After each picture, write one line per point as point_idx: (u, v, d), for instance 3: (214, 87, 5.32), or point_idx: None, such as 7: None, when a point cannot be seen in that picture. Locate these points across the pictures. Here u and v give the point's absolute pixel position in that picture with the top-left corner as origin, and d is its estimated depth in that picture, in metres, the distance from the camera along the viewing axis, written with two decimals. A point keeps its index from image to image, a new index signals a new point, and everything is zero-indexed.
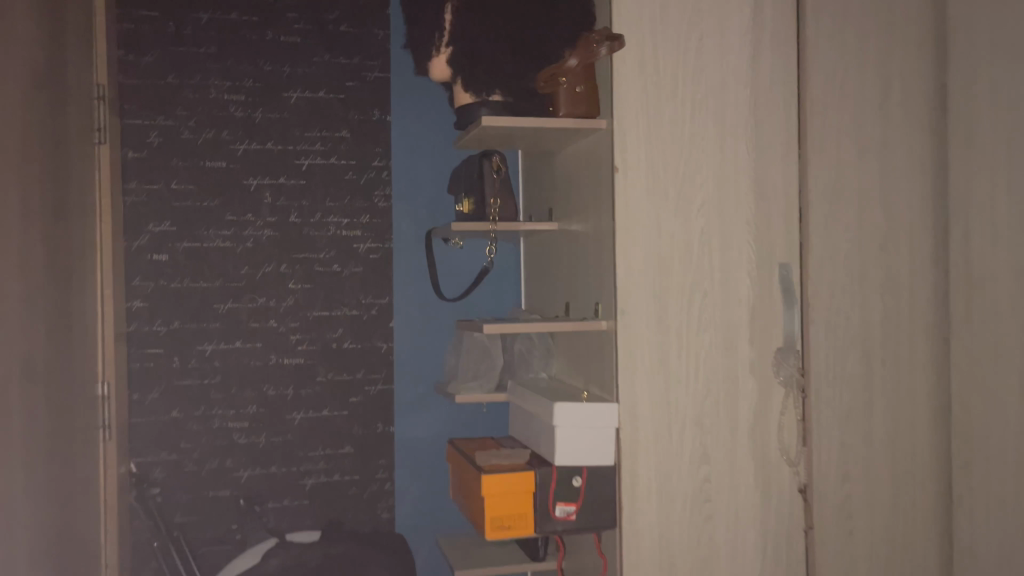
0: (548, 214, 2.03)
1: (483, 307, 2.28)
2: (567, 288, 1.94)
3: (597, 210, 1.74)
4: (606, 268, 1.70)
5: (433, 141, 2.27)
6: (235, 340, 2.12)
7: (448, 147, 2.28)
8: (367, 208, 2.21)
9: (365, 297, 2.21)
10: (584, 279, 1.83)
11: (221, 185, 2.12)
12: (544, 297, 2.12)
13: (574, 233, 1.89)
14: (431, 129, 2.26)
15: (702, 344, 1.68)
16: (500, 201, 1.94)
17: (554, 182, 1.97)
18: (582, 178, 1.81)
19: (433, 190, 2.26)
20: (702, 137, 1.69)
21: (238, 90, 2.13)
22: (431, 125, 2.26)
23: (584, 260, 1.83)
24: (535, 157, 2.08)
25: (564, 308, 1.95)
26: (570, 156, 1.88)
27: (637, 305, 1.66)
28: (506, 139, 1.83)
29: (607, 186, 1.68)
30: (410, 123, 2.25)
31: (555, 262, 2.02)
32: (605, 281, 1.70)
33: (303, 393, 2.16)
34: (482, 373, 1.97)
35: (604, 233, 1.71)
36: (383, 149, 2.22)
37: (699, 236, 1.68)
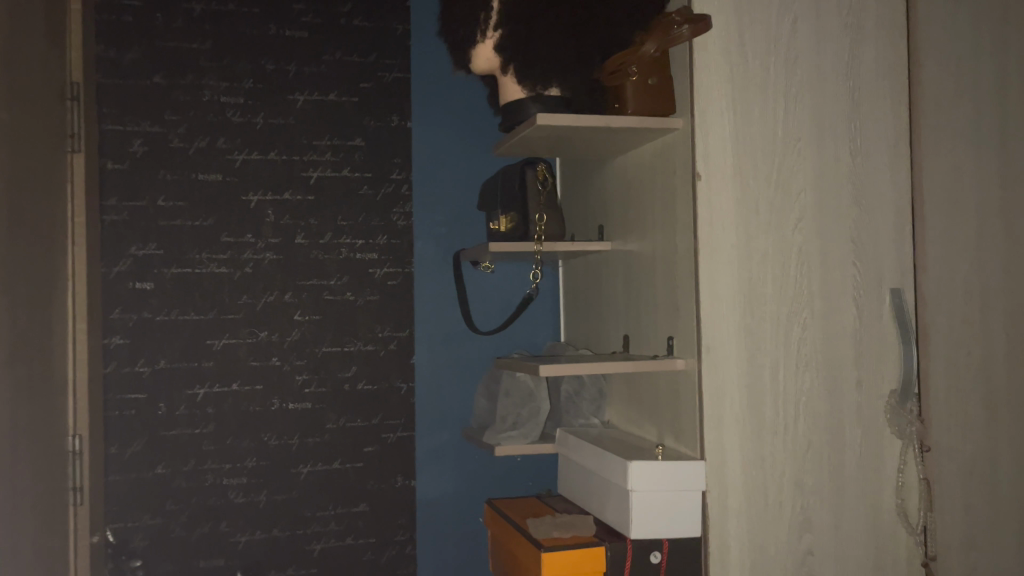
0: (599, 232, 1.75)
1: (517, 341, 1.99)
2: (625, 319, 1.65)
3: (670, 228, 1.46)
4: (683, 296, 1.41)
5: (459, 150, 1.98)
6: (231, 382, 1.81)
7: (476, 159, 2.00)
8: (384, 227, 1.91)
9: (382, 331, 1.91)
10: (649, 308, 1.54)
11: (216, 201, 1.82)
12: (591, 329, 1.83)
13: (634, 255, 1.60)
14: (458, 138, 1.98)
15: (801, 387, 1.39)
16: (545, 217, 1.66)
17: (608, 195, 1.69)
18: (648, 189, 1.53)
19: (459, 207, 1.98)
20: (797, 138, 1.41)
21: (236, 93, 1.84)
22: (457, 133, 1.98)
23: (649, 287, 1.54)
24: (583, 167, 1.80)
25: (622, 342, 1.66)
26: (631, 164, 1.59)
27: (724, 341, 1.37)
28: (556, 144, 1.55)
29: (685, 198, 1.40)
30: (434, 130, 1.97)
31: (607, 289, 1.73)
32: (682, 311, 1.42)
33: (310, 442, 1.85)
34: (523, 420, 1.67)
35: (680, 254, 1.42)
36: (403, 160, 1.94)
37: (795, 255, 1.40)
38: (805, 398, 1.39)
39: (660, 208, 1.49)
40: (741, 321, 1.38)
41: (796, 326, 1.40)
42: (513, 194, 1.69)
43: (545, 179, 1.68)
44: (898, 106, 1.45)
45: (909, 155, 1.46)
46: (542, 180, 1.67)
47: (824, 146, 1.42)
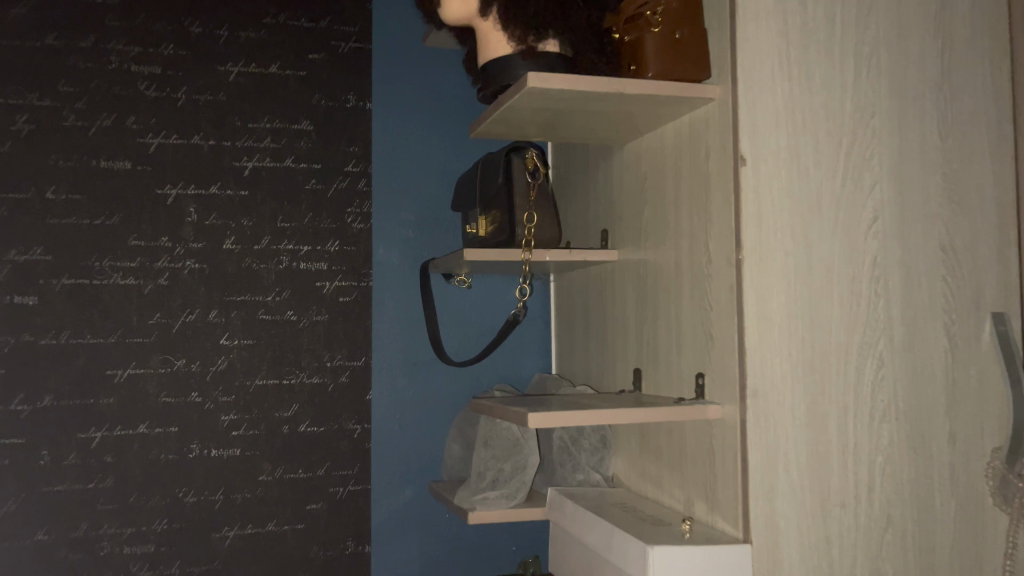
0: (603, 240, 1.40)
1: (500, 373, 1.63)
2: (637, 350, 1.30)
3: (702, 230, 1.11)
4: (723, 319, 1.06)
5: (429, 138, 1.63)
6: (136, 424, 1.44)
7: (452, 150, 1.64)
8: (334, 230, 1.55)
9: (332, 358, 1.54)
10: (672, 335, 1.19)
11: (123, 195, 1.45)
12: (592, 359, 1.47)
13: (651, 267, 1.25)
14: (429, 124, 1.63)
15: (877, 443, 1.04)
16: (536, 217, 1.31)
17: (617, 194, 1.35)
18: (674, 181, 1.18)
19: (430, 208, 1.62)
20: (871, 114, 1.07)
21: (152, 60, 1.48)
22: (428, 117, 1.63)
23: (673, 308, 1.19)
24: (584, 160, 1.45)
25: (633, 377, 1.30)
26: (651, 150, 1.24)
27: (777, 380, 1.02)
28: (551, 124, 1.20)
29: (723, 189, 1.05)
30: (400, 114, 1.61)
31: (615, 309, 1.38)
32: (721, 340, 1.06)
33: (238, 499, 1.47)
34: (506, 478, 1.31)
35: (717, 264, 1.07)
36: (360, 148, 1.58)
37: (868, 268, 1.05)
38: (883, 458, 1.04)
39: (690, 204, 1.14)
40: (800, 353, 1.03)
41: (872, 360, 1.05)
42: (496, 190, 1.33)
43: (535, 170, 1.31)
44: (997, 77, 1.12)
45: (1011, 141, 1.12)
46: (531, 171, 1.30)
47: (906, 125, 1.08)
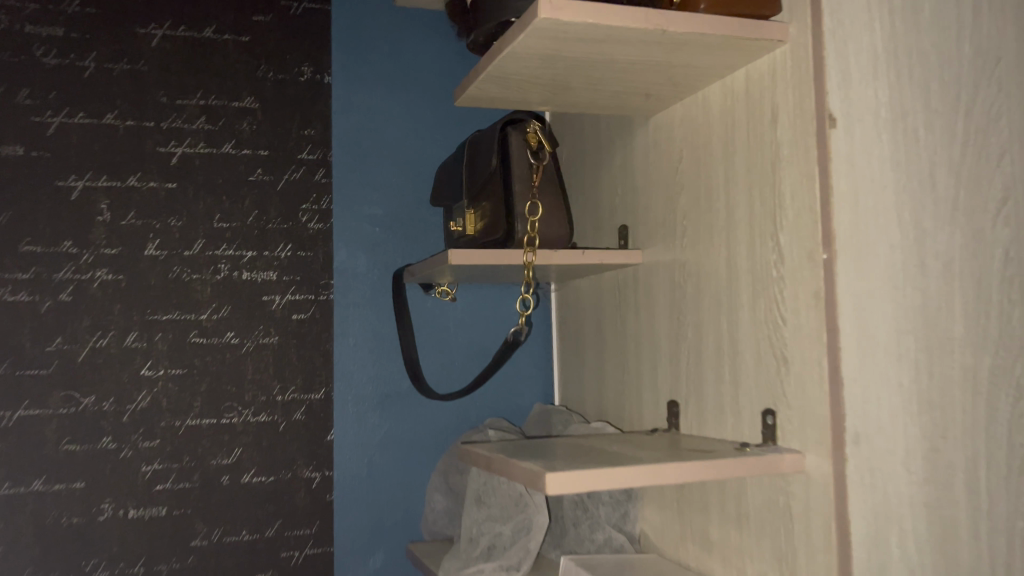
0: (626, 241, 1.14)
1: (494, 404, 1.35)
2: (672, 377, 1.02)
3: (771, 218, 0.83)
4: (807, 338, 0.78)
5: (402, 120, 1.34)
6: (31, 480, 1.12)
7: (432, 134, 1.36)
8: (284, 232, 1.25)
9: (283, 391, 1.24)
10: (726, 360, 0.91)
11: (14, 188, 1.14)
12: (610, 387, 1.19)
13: (693, 271, 0.97)
14: (403, 103, 1.34)
15: (1013, 502, 0.78)
16: (539, 206, 1.04)
17: (646, 182, 1.08)
18: (727, 157, 0.91)
19: (406, 205, 1.33)
20: (995, 64, 0.80)
21: (54, 20, 1.18)
22: (402, 95, 1.34)
23: (727, 322, 0.91)
24: (603, 146, 1.19)
25: (669, 412, 1.02)
26: (691, 121, 0.97)
27: (885, 420, 0.74)
28: (563, 84, 0.92)
29: (805, 161, 0.78)
30: (368, 89, 1.32)
31: (642, 326, 1.10)
32: (806, 366, 0.78)
33: (163, 571, 1.17)
34: (507, 546, 1.01)
35: (795, 263, 0.80)
36: (317, 131, 1.29)
37: (997, 268, 0.79)
38: None
39: (753, 185, 0.86)
40: (912, 383, 0.75)
41: (1005, 391, 0.78)
42: (488, 176, 1.05)
43: (537, 150, 1.03)
44: None
45: None
46: (535, 151, 1.02)
47: None
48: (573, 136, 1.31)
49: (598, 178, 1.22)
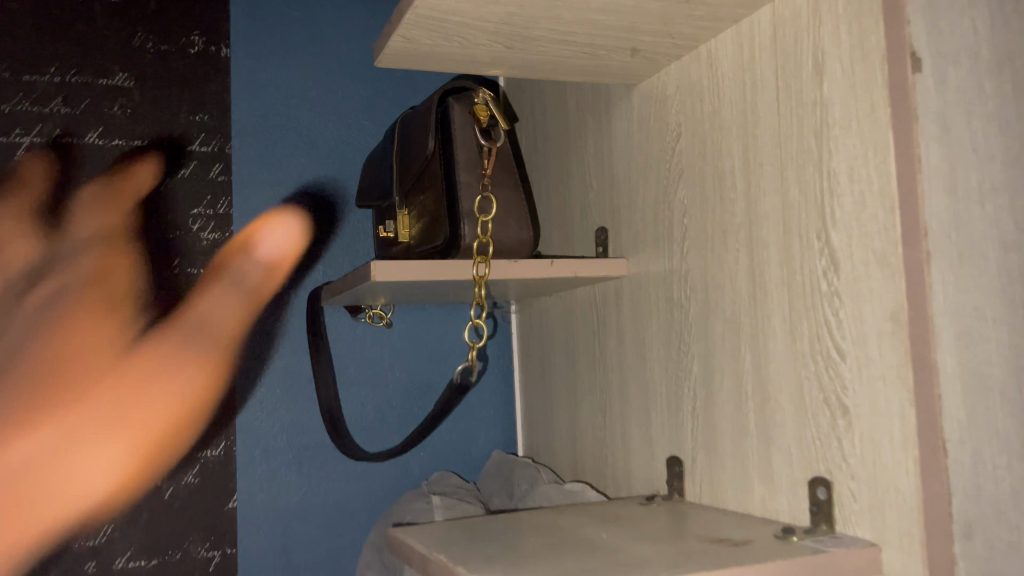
0: (603, 248, 0.90)
1: (443, 453, 1.09)
2: (672, 427, 0.78)
3: (818, 210, 0.59)
4: (882, 380, 0.54)
5: (319, 102, 1.08)
6: None
7: (356, 119, 1.10)
8: (167, 245, 0.98)
9: (169, 448, 0.96)
10: (751, 406, 0.67)
11: None
12: (589, 433, 0.94)
13: (700, 286, 0.73)
14: (319, 81, 1.08)
15: None
16: (489, 198, 0.79)
17: (627, 172, 0.84)
18: (745, 130, 0.67)
19: (324, 208, 1.06)
20: None
21: None
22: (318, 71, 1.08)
23: (751, 355, 0.67)
24: (572, 131, 0.95)
25: (669, 472, 0.78)
26: (692, 85, 0.73)
27: (1001, 498, 0.52)
28: (523, 33, 0.67)
29: (873, 125, 0.55)
30: (277, 66, 1.06)
31: (629, 357, 0.85)
32: (882, 420, 0.54)
33: None
34: None
35: (860, 273, 0.56)
36: (212, 117, 1.02)
37: None
38: None
39: (790, 164, 0.62)
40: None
41: None
42: (424, 163, 0.80)
43: (488, 128, 0.78)
44: None
45: None
46: (485, 130, 0.77)
47: None
48: (532, 121, 1.07)
49: (565, 171, 0.98)
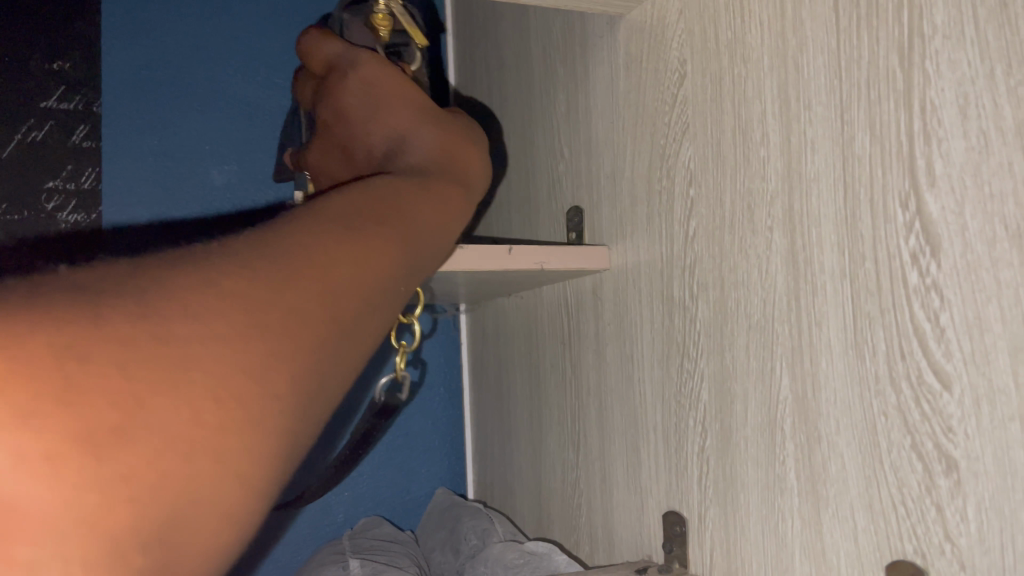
0: (574, 234, 0.70)
1: (370, 487, 0.94)
2: (673, 473, 0.57)
3: (904, 166, 0.40)
4: (1018, 422, 0.34)
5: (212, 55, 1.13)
6: None
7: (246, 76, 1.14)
8: (36, 225, 0.99)
9: None
10: (790, 452, 0.47)
11: None
12: (557, 472, 0.74)
13: (713, 281, 0.53)
14: (214, 42, 1.13)
15: None
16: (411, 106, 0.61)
17: (611, 132, 0.64)
18: (783, 57, 0.47)
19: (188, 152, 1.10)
20: None
21: None
22: (217, 58, 1.13)
23: (790, 377, 0.47)
24: (538, 86, 0.76)
25: (665, 533, 0.58)
26: (703, 5, 0.54)
27: None
28: None
29: (1002, 28, 0.35)
30: (173, 20, 1.11)
31: (611, 376, 0.65)
32: (1015, 487, 0.35)
33: None
34: None
35: (974, 258, 0.36)
36: (69, 66, 1.03)
37: None
38: None
39: (856, 101, 0.43)
40: None
41: None
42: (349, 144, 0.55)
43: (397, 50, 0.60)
44: None
45: None
46: (391, 50, 0.60)
47: None
48: (492, 83, 0.87)
49: (529, 137, 0.78)
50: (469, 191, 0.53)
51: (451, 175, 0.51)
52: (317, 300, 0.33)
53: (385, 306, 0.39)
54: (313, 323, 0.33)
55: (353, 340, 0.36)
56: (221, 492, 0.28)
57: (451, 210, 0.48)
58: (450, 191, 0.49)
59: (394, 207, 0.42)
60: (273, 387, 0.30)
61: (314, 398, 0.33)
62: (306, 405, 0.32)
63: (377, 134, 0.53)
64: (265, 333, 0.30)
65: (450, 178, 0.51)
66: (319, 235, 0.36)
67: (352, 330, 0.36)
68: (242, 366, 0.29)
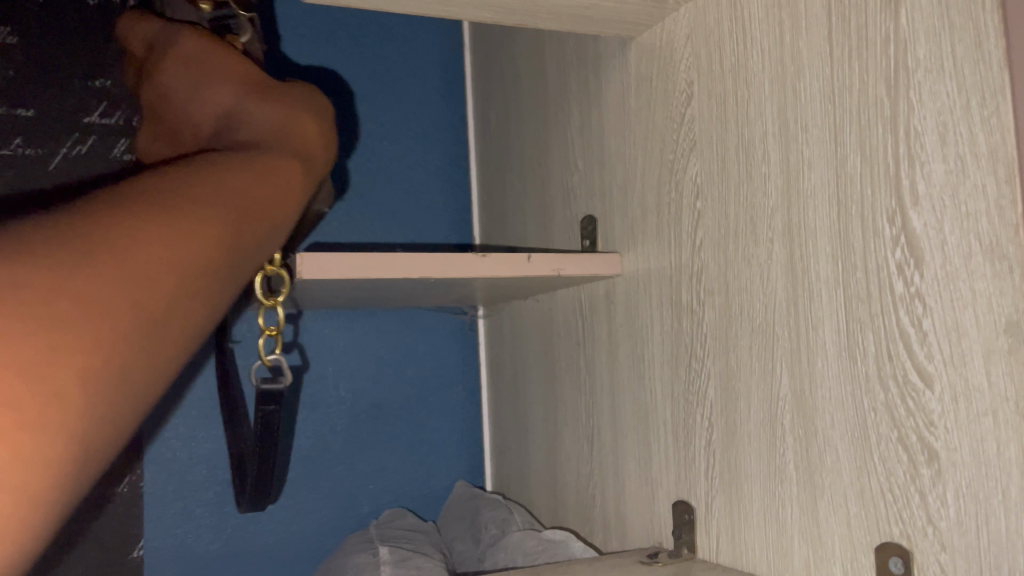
0: (588, 240, 0.75)
1: (392, 480, 0.99)
2: (683, 465, 0.62)
3: (891, 185, 0.44)
4: (992, 416, 0.39)
5: None
6: None
7: None
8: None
9: None
10: (790, 446, 0.52)
11: None
12: (572, 465, 0.79)
13: (718, 287, 0.58)
14: None
15: None
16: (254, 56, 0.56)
17: (623, 146, 0.68)
18: (782, 83, 0.52)
19: None
20: None
21: None
22: None
23: (789, 376, 0.51)
24: (552, 100, 0.80)
25: (674, 521, 0.62)
26: (709, 32, 0.58)
27: None
28: None
29: (978, 66, 0.39)
30: None
31: (622, 374, 0.70)
32: (989, 474, 0.39)
33: None
34: None
35: (952, 269, 0.41)
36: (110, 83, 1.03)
37: None
38: None
39: (847, 126, 0.47)
40: None
41: None
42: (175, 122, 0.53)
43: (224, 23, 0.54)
44: None
45: None
46: (217, 21, 0.54)
47: None
48: (508, 96, 0.92)
49: (543, 148, 0.83)
50: (315, 167, 0.52)
51: (291, 151, 0.50)
52: (119, 277, 0.33)
53: (208, 282, 0.38)
54: (117, 302, 0.33)
55: (172, 317, 0.36)
56: (26, 476, 0.29)
57: (295, 184, 0.48)
58: (292, 163, 0.49)
59: (223, 180, 0.42)
60: (69, 367, 0.31)
61: (122, 376, 0.33)
62: (112, 383, 0.32)
63: (206, 117, 0.52)
64: (56, 316, 0.30)
65: (292, 154, 0.50)
66: (129, 209, 0.35)
67: (172, 305, 0.36)
68: (25, 350, 0.29)
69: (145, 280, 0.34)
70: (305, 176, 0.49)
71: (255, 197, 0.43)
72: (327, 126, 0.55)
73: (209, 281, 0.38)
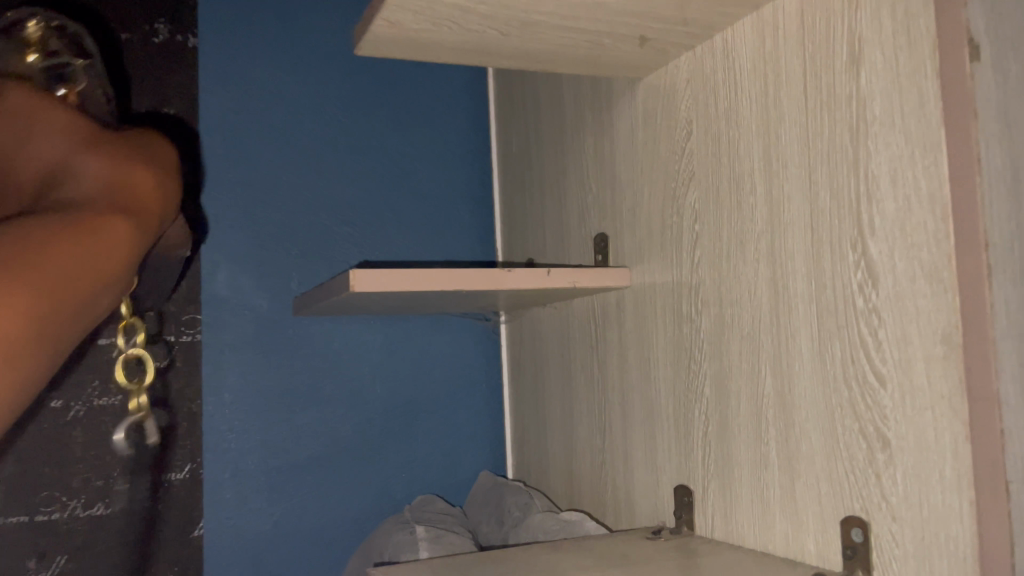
0: (600, 255, 0.84)
1: (422, 470, 1.08)
2: (683, 454, 0.71)
3: (854, 219, 0.53)
4: (931, 410, 0.48)
5: None
6: None
7: None
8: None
9: (128, 473, 0.91)
10: (772, 437, 0.60)
11: None
12: (586, 455, 0.88)
13: (713, 300, 0.67)
14: None
15: None
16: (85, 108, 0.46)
17: (631, 173, 0.77)
18: (766, 127, 0.60)
19: None
20: None
21: None
22: None
23: (773, 377, 0.60)
24: (569, 128, 0.89)
25: (676, 503, 0.71)
26: (706, 79, 0.67)
27: None
28: (522, 18, 0.60)
29: (922, 125, 0.48)
30: None
31: (631, 375, 0.79)
32: (929, 457, 0.48)
33: None
34: None
35: (901, 290, 0.50)
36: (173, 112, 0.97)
37: None
38: None
39: (820, 167, 0.56)
40: None
41: None
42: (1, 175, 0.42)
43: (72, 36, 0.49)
44: None
45: None
46: (48, 70, 0.45)
47: None
48: (529, 121, 1.01)
49: (561, 171, 0.92)
50: (151, 224, 0.41)
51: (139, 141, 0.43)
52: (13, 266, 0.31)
53: (101, 285, 0.36)
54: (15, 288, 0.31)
55: (67, 316, 0.33)
56: None
57: (148, 189, 0.41)
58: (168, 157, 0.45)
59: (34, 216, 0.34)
60: None
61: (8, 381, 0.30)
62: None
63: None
64: None
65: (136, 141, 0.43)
66: None
67: (68, 305, 0.33)
68: None
69: (53, 280, 0.32)
70: (133, 186, 0.40)
71: (135, 193, 0.40)
72: (160, 159, 0.44)
73: (93, 276, 0.35)
